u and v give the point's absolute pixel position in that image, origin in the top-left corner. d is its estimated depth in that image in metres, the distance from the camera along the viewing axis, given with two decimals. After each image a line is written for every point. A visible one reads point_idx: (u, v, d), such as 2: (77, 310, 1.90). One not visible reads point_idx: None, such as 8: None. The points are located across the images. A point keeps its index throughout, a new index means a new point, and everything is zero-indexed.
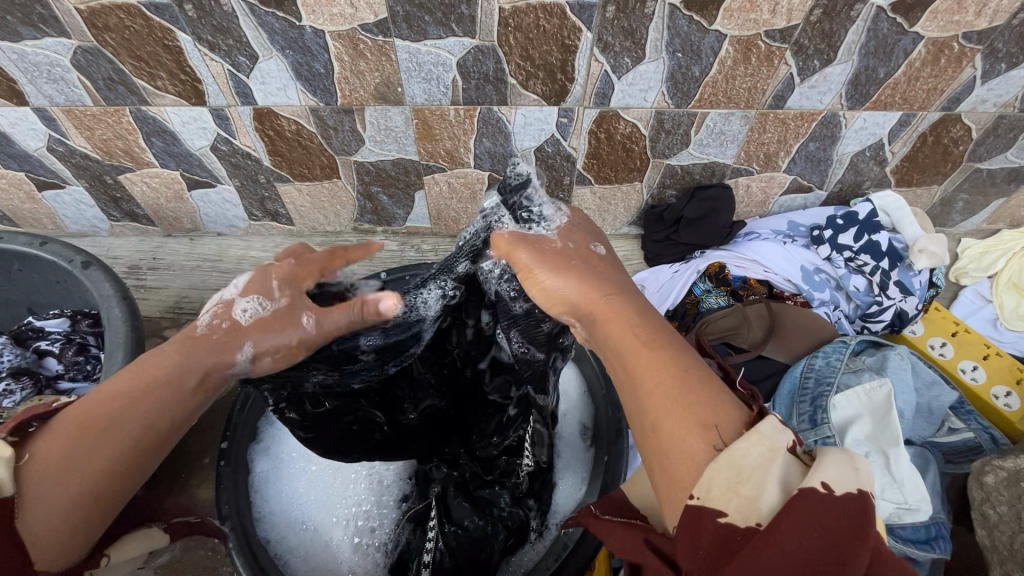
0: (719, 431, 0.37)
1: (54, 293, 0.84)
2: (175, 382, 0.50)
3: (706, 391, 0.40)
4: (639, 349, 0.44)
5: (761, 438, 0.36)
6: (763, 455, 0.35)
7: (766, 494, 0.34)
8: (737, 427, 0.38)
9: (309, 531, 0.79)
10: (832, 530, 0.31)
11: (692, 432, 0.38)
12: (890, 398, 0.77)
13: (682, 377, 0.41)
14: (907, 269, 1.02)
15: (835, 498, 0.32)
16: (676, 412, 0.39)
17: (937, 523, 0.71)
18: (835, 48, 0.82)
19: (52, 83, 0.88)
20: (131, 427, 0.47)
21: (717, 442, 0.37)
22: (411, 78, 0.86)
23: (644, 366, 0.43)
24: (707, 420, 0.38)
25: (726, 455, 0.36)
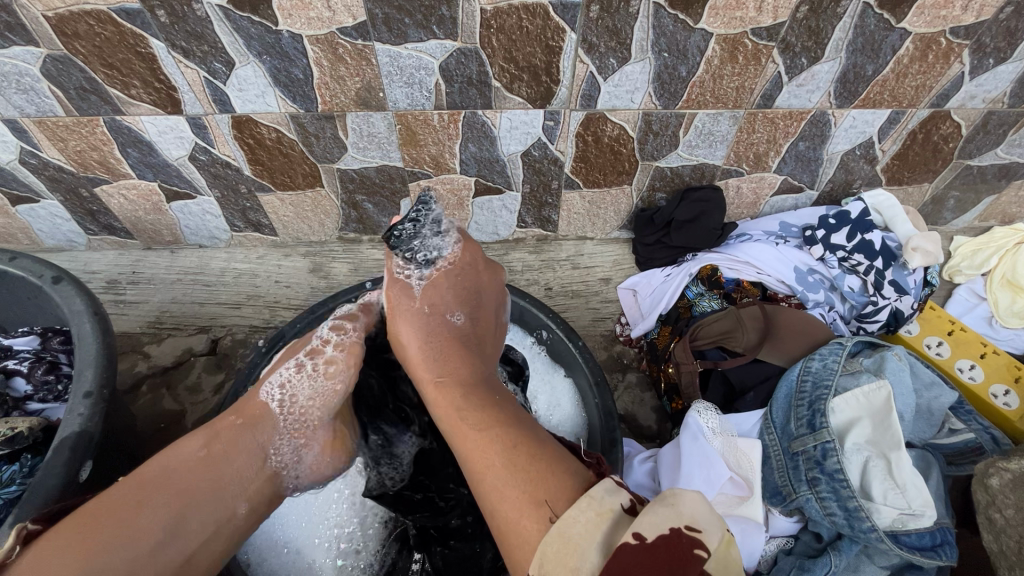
0: (551, 505, 0.46)
1: (28, 311, 0.81)
2: (220, 472, 0.58)
3: (553, 454, 0.51)
4: (488, 410, 0.56)
5: (591, 503, 0.44)
6: (590, 518, 0.43)
7: (590, 556, 0.41)
8: (566, 498, 0.46)
9: (292, 554, 0.76)
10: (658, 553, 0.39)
11: (529, 507, 0.46)
12: (889, 401, 0.75)
13: (530, 445, 0.52)
14: (901, 268, 1.00)
15: (647, 544, 0.40)
16: (528, 478, 0.49)
17: (943, 529, 0.70)
18: (823, 45, 0.81)
19: (22, 93, 0.85)
20: (151, 510, 0.52)
21: (549, 515, 0.45)
22: (393, 83, 0.84)
23: (496, 421, 0.55)
24: (540, 498, 0.46)
25: (558, 524, 0.43)
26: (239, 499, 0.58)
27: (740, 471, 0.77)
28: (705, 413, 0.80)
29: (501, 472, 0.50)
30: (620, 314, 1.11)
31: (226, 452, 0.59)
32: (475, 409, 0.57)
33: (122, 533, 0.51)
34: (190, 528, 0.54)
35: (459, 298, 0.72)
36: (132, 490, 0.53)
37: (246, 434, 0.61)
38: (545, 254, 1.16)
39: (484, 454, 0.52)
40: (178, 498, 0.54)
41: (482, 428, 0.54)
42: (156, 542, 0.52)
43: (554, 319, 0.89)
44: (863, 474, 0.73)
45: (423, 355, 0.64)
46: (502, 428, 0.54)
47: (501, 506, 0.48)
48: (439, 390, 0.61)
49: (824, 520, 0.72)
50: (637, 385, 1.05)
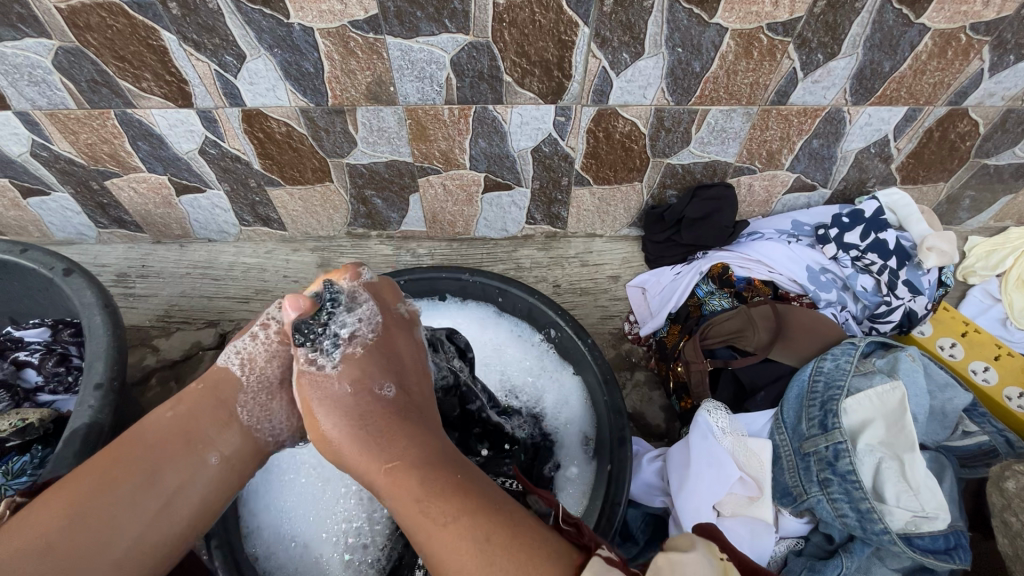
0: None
1: (39, 303, 0.81)
2: (192, 432, 0.55)
3: (527, 536, 0.44)
4: (444, 494, 0.46)
5: None
6: None
7: None
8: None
9: (300, 548, 0.76)
10: None
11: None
12: (903, 402, 0.74)
13: (505, 533, 0.43)
14: (916, 268, 0.99)
15: None
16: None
17: (956, 532, 0.69)
18: (839, 41, 0.80)
19: (34, 85, 0.85)
20: (120, 480, 0.51)
21: None
22: (404, 77, 0.84)
23: (462, 505, 0.45)
24: None
25: None
26: (214, 451, 0.56)
27: (749, 471, 0.76)
28: (715, 412, 0.79)
29: (476, 572, 0.41)
30: (629, 312, 1.11)
31: (194, 410, 0.57)
32: (430, 502, 0.45)
33: (97, 493, 0.49)
34: (160, 488, 0.52)
35: (386, 364, 0.59)
36: (108, 452, 0.52)
37: (212, 396, 0.58)
38: (554, 251, 1.15)
39: (450, 548, 0.43)
40: (150, 456, 0.53)
41: (449, 513, 0.45)
42: (132, 499, 0.50)
43: (564, 317, 0.89)
44: (875, 476, 0.72)
45: (364, 444, 0.51)
46: (468, 520, 0.44)
47: None
48: (386, 476, 0.49)
49: (836, 521, 0.71)
50: (645, 383, 1.04)
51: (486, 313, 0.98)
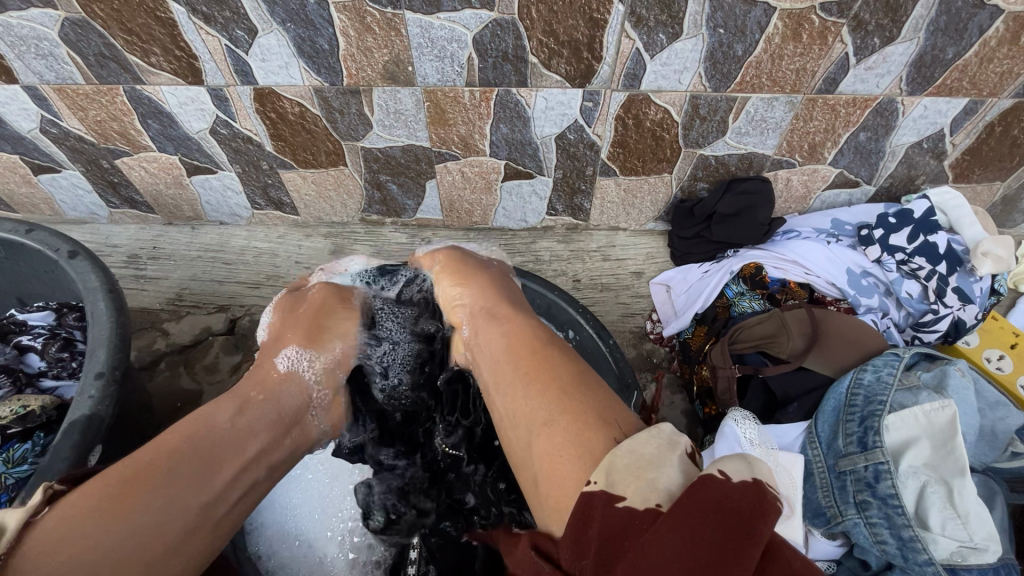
0: (617, 426, 0.44)
1: (45, 284, 0.79)
2: (252, 441, 0.55)
3: (601, 397, 0.48)
4: (539, 358, 0.54)
5: (659, 432, 0.41)
6: (662, 446, 0.40)
7: (662, 478, 0.37)
8: (633, 426, 0.44)
9: (304, 546, 0.74)
10: (734, 508, 0.33)
11: (593, 424, 0.44)
12: (955, 422, 0.68)
13: (567, 388, 0.49)
14: (967, 274, 0.92)
15: (731, 480, 0.35)
16: (570, 415, 0.46)
17: (1007, 565, 0.65)
18: (900, 23, 0.72)
19: (41, 59, 0.82)
20: (180, 475, 0.47)
21: (615, 436, 0.43)
22: (423, 56, 0.79)
23: (542, 372, 0.51)
24: (604, 420, 0.45)
25: (627, 446, 0.40)
26: (265, 464, 0.56)
27: (781, 489, 0.70)
28: (743, 422, 0.74)
29: (550, 420, 0.47)
30: (653, 310, 1.05)
31: (254, 417, 0.57)
32: (524, 357, 0.54)
33: (161, 496, 0.46)
34: (221, 497, 0.50)
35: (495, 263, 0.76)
36: (165, 453, 0.48)
37: (273, 402, 0.60)
38: (575, 244, 1.10)
39: (534, 412, 0.48)
40: (211, 467, 0.50)
41: (519, 387, 0.52)
42: (188, 508, 0.47)
43: (584, 316, 0.84)
44: (918, 501, 0.67)
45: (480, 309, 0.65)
46: (557, 366, 0.52)
47: (551, 450, 0.45)
48: (491, 350, 0.59)
49: (873, 547, 0.67)
50: (667, 386, 0.99)
51: None
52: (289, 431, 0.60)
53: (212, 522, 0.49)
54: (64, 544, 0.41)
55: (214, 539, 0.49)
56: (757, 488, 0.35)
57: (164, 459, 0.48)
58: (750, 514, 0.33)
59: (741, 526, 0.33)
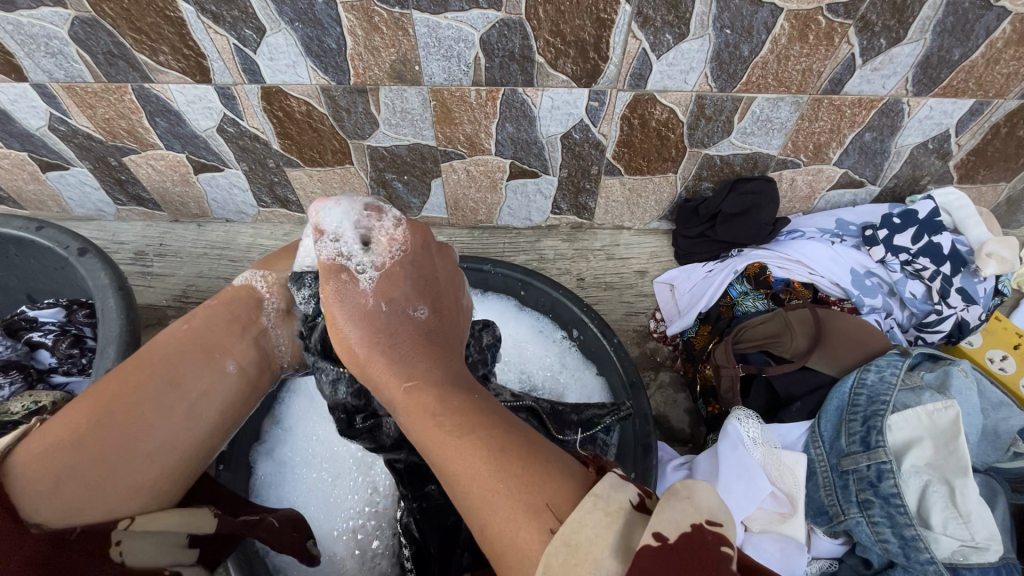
0: (554, 510, 0.38)
1: (55, 281, 0.80)
2: (211, 341, 0.61)
3: (535, 461, 0.42)
4: (464, 429, 0.45)
5: (597, 502, 0.38)
6: (601, 521, 0.37)
7: (607, 570, 0.34)
8: (569, 501, 0.39)
9: (312, 543, 0.75)
10: (676, 569, 0.33)
11: (528, 520, 0.39)
12: (957, 423, 0.69)
13: (495, 451, 0.43)
14: (971, 275, 0.92)
15: (670, 544, 0.35)
16: (515, 487, 0.41)
17: (1008, 565, 0.66)
18: (907, 24, 0.72)
19: (50, 57, 0.82)
20: (146, 381, 0.54)
21: (550, 526, 0.38)
22: (430, 55, 0.79)
23: (472, 427, 0.45)
24: (539, 503, 0.39)
25: (563, 534, 0.37)
26: (232, 358, 0.61)
27: (783, 488, 0.72)
28: (746, 421, 0.74)
29: (484, 491, 0.42)
30: (656, 309, 1.06)
31: (207, 325, 0.62)
32: (442, 433, 0.46)
33: (134, 397, 0.53)
34: (188, 386, 0.57)
35: (420, 288, 0.62)
36: (128, 370, 0.55)
37: (224, 311, 0.64)
38: (579, 243, 1.11)
39: (463, 483, 0.43)
40: (172, 372, 0.56)
41: (449, 440, 0.45)
42: (164, 404, 0.54)
43: (588, 315, 0.84)
44: (920, 501, 0.67)
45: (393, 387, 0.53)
46: (484, 435, 0.45)
47: (491, 526, 0.41)
48: (407, 404, 0.51)
49: (875, 545, 0.68)
50: (671, 384, 1.00)
51: (508, 307, 0.94)
52: (249, 329, 0.64)
53: (188, 404, 0.56)
54: (48, 438, 0.48)
55: (194, 430, 0.56)
56: (697, 536, 0.35)
57: (133, 370, 0.55)
58: (694, 573, 0.33)
59: None
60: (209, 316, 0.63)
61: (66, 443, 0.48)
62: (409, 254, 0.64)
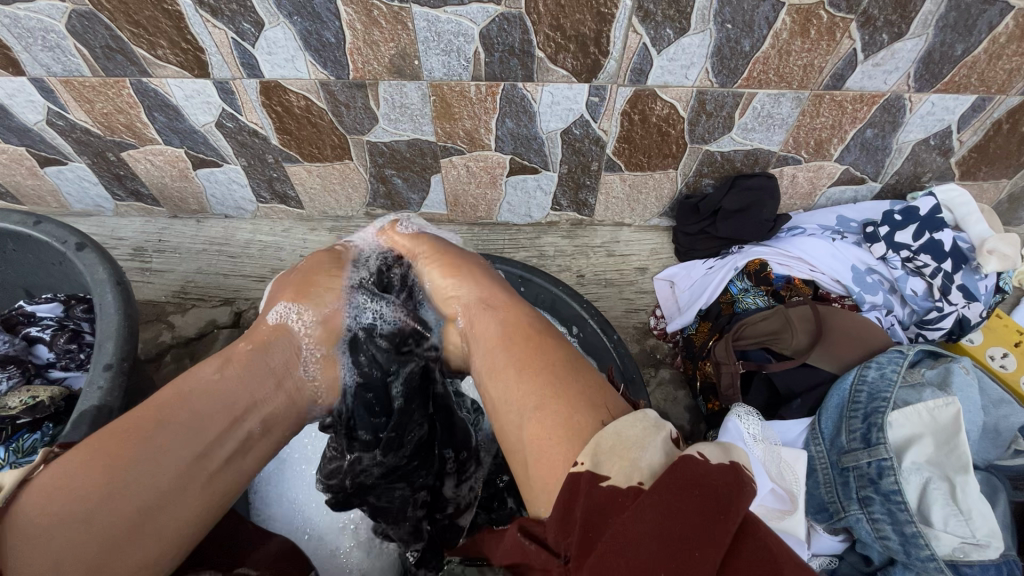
0: (608, 410, 0.44)
1: (52, 276, 0.80)
2: (243, 395, 0.54)
3: (589, 384, 0.48)
4: (525, 347, 0.53)
5: (642, 416, 0.42)
6: (645, 429, 0.40)
7: (649, 458, 0.38)
8: (621, 410, 0.44)
9: (314, 539, 0.75)
10: (708, 482, 0.35)
11: (585, 411, 0.44)
12: (958, 419, 0.68)
13: (554, 372, 0.49)
14: (972, 272, 0.92)
15: (710, 462, 0.36)
16: (564, 399, 0.46)
17: (1010, 563, 0.65)
18: (908, 20, 0.72)
19: (48, 51, 0.82)
20: (170, 433, 0.48)
21: (602, 420, 0.43)
22: (430, 50, 0.79)
23: (533, 352, 0.52)
24: (592, 405, 0.45)
25: (613, 427, 0.41)
26: (258, 418, 0.55)
27: (783, 484, 0.70)
28: (747, 418, 0.74)
29: (538, 403, 0.47)
30: (657, 305, 1.06)
31: (240, 376, 0.55)
32: (513, 345, 0.53)
33: (147, 452, 0.46)
34: (214, 453, 0.50)
35: (492, 259, 0.75)
36: (149, 417, 0.48)
37: (258, 360, 0.58)
38: (579, 240, 1.11)
39: (520, 393, 0.48)
40: (194, 427, 0.49)
41: (511, 366, 0.51)
42: (186, 463, 0.48)
43: (588, 311, 0.84)
44: (920, 497, 0.67)
45: (471, 299, 0.62)
46: (545, 350, 0.51)
47: (540, 428, 0.45)
48: (484, 341, 0.57)
49: (875, 543, 0.68)
50: (671, 381, 0.99)
51: None
52: (281, 384, 0.58)
53: (207, 472, 0.49)
54: (59, 494, 0.42)
55: (212, 499, 0.49)
56: (732, 471, 0.36)
57: (154, 419, 0.48)
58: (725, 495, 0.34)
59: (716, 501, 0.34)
60: (246, 362, 0.57)
61: (73, 507, 0.41)
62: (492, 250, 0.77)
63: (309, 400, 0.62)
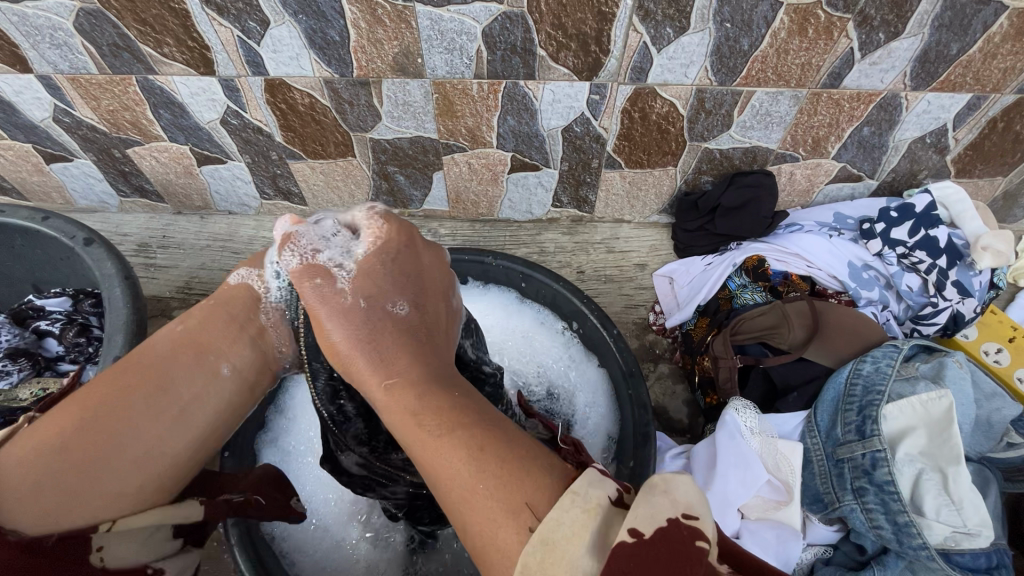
0: (533, 509, 0.33)
1: (61, 270, 0.81)
2: (206, 341, 0.51)
3: (515, 454, 0.36)
4: (443, 407, 0.40)
5: (574, 498, 0.33)
6: (575, 523, 0.32)
7: (581, 572, 0.30)
8: (548, 496, 0.34)
9: (320, 530, 0.76)
10: (648, 561, 0.29)
11: (504, 517, 0.33)
12: (951, 412, 0.70)
13: (473, 442, 0.37)
14: (967, 268, 0.93)
15: (645, 541, 0.30)
16: (488, 481, 0.35)
17: (999, 551, 0.67)
18: (905, 20, 0.73)
19: (55, 48, 0.83)
20: (134, 381, 0.47)
21: (530, 523, 0.33)
22: (433, 48, 0.80)
23: (452, 418, 0.39)
24: (517, 499, 0.34)
25: (540, 531, 0.32)
26: (228, 362, 0.51)
27: (780, 476, 0.72)
28: (744, 411, 0.75)
29: (459, 490, 0.36)
30: (656, 301, 1.07)
31: (204, 324, 0.51)
32: (418, 419, 0.39)
33: (114, 397, 0.46)
34: (178, 396, 0.48)
35: (401, 283, 0.50)
36: (120, 366, 0.48)
37: (218, 310, 0.53)
38: (579, 236, 1.12)
39: (432, 471, 0.37)
40: (158, 371, 0.48)
41: (432, 428, 0.38)
42: (145, 411, 0.46)
43: (588, 306, 0.85)
44: (914, 488, 0.69)
45: (340, 348, 0.47)
46: (461, 433, 0.38)
47: (461, 524, 0.36)
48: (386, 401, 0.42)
49: (869, 532, 0.69)
50: (670, 376, 1.01)
51: (510, 300, 0.95)
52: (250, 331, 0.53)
53: (172, 412, 0.47)
54: (36, 437, 0.43)
55: (185, 437, 0.48)
56: (672, 532, 0.31)
57: (123, 366, 0.48)
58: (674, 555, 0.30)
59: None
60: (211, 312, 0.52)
61: (52, 448, 0.43)
62: (384, 249, 0.51)
63: (278, 357, 0.55)
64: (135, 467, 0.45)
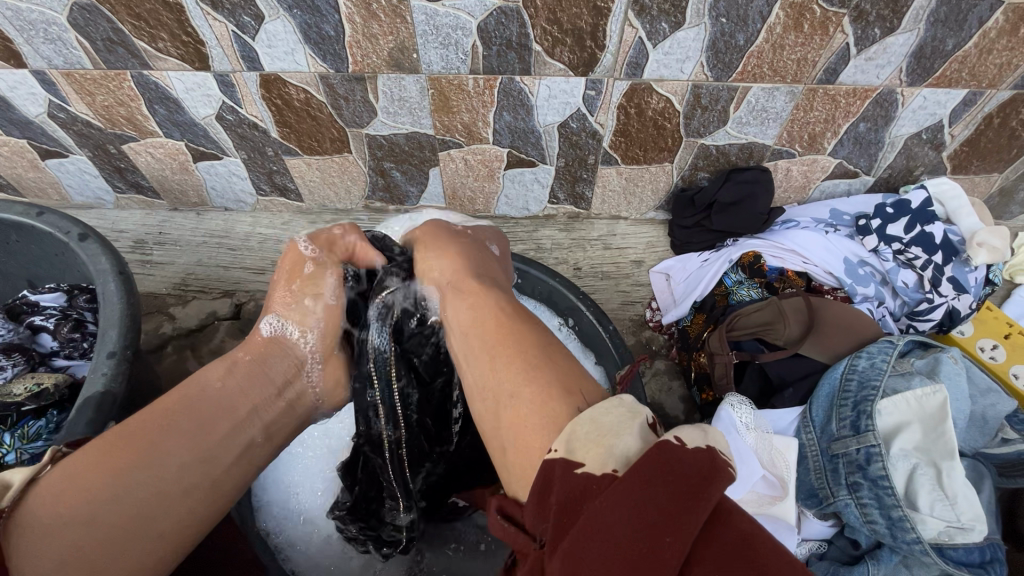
0: (582, 398, 0.43)
1: (55, 265, 0.81)
2: (244, 405, 0.54)
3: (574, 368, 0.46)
4: (511, 337, 0.50)
5: (622, 403, 0.40)
6: (623, 415, 0.39)
7: (627, 445, 0.37)
8: (599, 394, 0.43)
9: (309, 524, 0.76)
10: (677, 473, 0.33)
11: (562, 398, 0.43)
12: (945, 407, 0.70)
13: (540, 362, 0.47)
14: (962, 264, 0.94)
15: (687, 448, 0.35)
16: (548, 384, 0.44)
17: (994, 546, 0.67)
18: (900, 15, 0.73)
19: (49, 43, 0.83)
20: (171, 445, 0.48)
21: (580, 404, 0.42)
22: (428, 43, 0.80)
23: (520, 348, 0.49)
24: (574, 391, 0.43)
25: (590, 416, 0.39)
26: (261, 429, 0.54)
27: (774, 471, 0.71)
28: (739, 407, 0.75)
29: (526, 397, 0.44)
30: (652, 298, 1.07)
31: (245, 383, 0.55)
32: (495, 334, 0.51)
33: (152, 457, 0.47)
34: (212, 464, 0.50)
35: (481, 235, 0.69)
36: (158, 425, 0.49)
37: (259, 370, 0.57)
38: (576, 232, 1.12)
39: (500, 382, 0.47)
40: (197, 433, 0.50)
41: (503, 360, 0.48)
42: (183, 477, 0.48)
43: (584, 302, 0.85)
44: (908, 483, 0.69)
45: (462, 274, 0.60)
46: (519, 350, 0.49)
47: (518, 426, 0.43)
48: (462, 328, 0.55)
49: (864, 526, 0.69)
50: (666, 373, 1.01)
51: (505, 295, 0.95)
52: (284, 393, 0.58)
53: (206, 483, 0.49)
54: (67, 497, 0.43)
55: (208, 507, 0.50)
56: (704, 459, 0.34)
57: (160, 425, 0.49)
58: (702, 477, 0.34)
59: (683, 488, 0.33)
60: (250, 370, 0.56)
61: (84, 515, 0.43)
62: (477, 231, 0.70)
63: (309, 407, 0.61)
64: (164, 536, 0.46)
